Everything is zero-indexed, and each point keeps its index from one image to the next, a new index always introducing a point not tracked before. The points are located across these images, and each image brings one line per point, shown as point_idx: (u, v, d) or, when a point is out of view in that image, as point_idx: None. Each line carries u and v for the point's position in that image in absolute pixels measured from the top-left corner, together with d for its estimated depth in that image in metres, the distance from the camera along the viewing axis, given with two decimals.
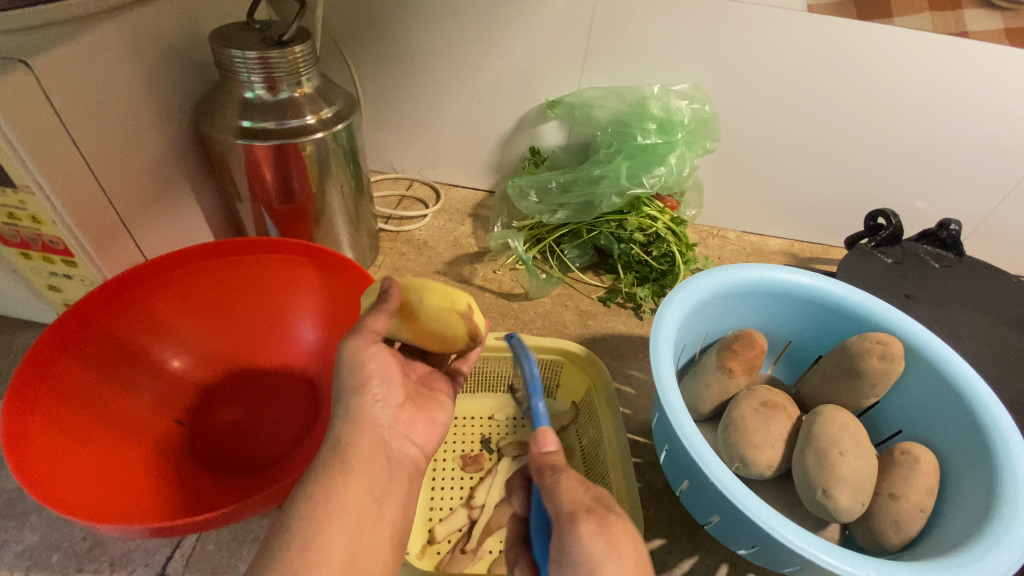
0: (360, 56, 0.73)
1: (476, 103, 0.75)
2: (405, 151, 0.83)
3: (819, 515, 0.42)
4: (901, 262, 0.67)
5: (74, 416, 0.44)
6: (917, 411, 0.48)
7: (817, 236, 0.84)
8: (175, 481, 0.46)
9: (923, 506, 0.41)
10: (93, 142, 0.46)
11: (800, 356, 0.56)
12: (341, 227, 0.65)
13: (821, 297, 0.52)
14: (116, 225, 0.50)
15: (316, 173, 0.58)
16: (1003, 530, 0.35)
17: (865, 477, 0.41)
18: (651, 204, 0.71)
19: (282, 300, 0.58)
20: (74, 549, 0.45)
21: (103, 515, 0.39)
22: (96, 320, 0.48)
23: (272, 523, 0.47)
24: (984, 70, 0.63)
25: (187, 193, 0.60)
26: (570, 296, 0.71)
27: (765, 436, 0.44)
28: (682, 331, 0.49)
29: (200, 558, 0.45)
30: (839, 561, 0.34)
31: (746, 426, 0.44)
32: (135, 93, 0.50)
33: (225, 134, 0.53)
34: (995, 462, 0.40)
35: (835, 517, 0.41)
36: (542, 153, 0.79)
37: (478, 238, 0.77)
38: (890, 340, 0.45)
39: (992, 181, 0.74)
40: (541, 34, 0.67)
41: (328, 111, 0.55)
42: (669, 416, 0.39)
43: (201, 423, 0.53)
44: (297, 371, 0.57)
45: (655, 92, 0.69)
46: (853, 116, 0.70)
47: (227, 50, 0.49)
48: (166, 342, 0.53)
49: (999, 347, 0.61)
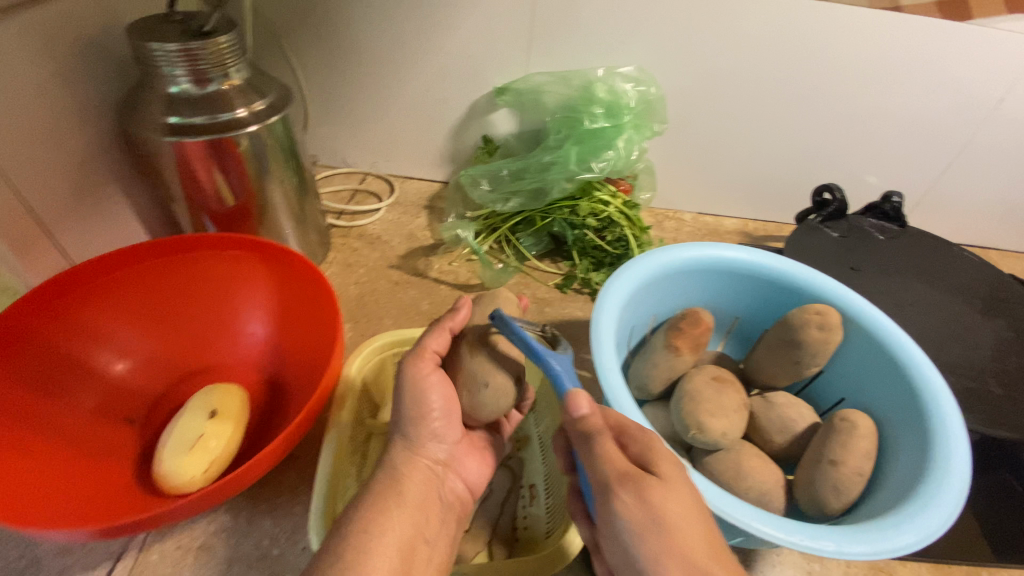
0: (301, 48, 0.71)
1: (424, 92, 0.74)
2: (356, 145, 0.81)
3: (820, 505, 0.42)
4: (847, 236, 0.69)
5: (7, 429, 0.42)
6: (854, 379, 0.50)
7: (770, 215, 0.85)
8: (120, 481, 0.45)
9: (861, 470, 0.41)
10: (4, 142, 0.44)
11: (749, 332, 0.57)
12: (286, 225, 0.63)
13: (763, 273, 0.52)
14: (36, 230, 0.48)
15: (253, 169, 0.56)
16: (935, 488, 0.37)
17: (776, 473, 0.44)
18: (604, 188, 0.71)
19: (230, 296, 0.56)
20: (7, 570, 0.43)
21: (23, 519, 0.37)
22: (24, 332, 0.45)
23: (220, 529, 0.45)
24: (918, 44, 0.65)
25: (117, 196, 0.57)
26: (527, 284, 0.70)
27: (448, 428, 0.45)
28: (626, 312, 0.49)
29: (143, 570, 0.43)
30: (773, 529, 0.34)
31: (431, 409, 0.43)
32: (50, 87, 0.47)
33: (152, 132, 0.51)
34: (926, 423, 0.41)
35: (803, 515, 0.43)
36: (494, 141, 0.78)
37: (433, 230, 0.76)
38: (828, 311, 0.46)
39: (932, 155, 0.76)
40: (483, 21, 0.66)
41: (260, 104, 0.53)
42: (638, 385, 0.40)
43: (154, 421, 0.51)
44: (251, 369, 0.55)
45: (600, 75, 0.69)
46: (797, 96, 0.71)
47: (146, 44, 0.47)
48: (109, 347, 0.51)
49: (940, 312, 0.63)
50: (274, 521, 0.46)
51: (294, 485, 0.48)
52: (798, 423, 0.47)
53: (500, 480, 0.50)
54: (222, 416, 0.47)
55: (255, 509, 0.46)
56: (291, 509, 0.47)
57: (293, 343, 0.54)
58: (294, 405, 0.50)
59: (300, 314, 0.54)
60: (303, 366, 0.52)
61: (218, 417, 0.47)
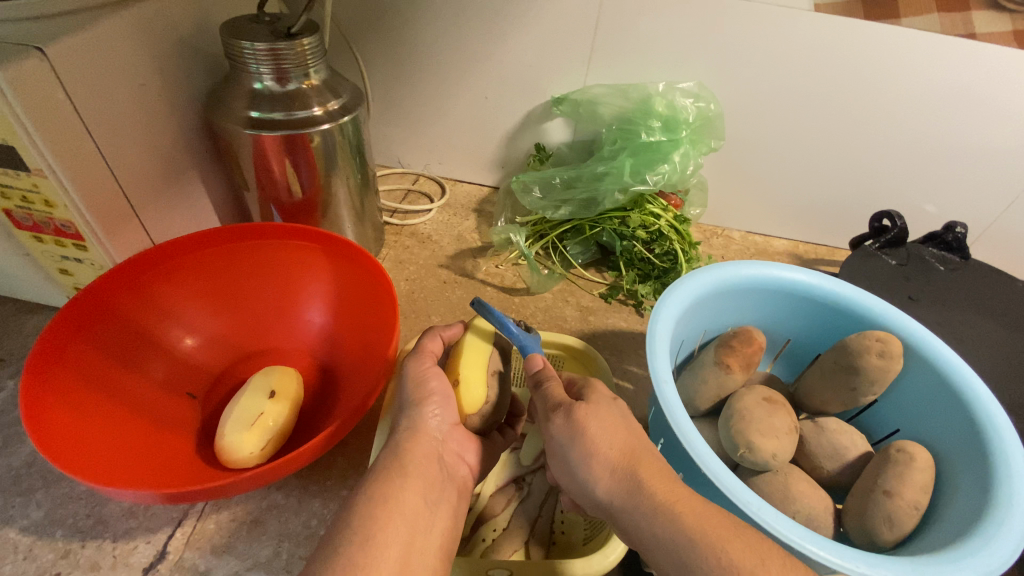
0: (368, 52, 0.74)
1: (483, 100, 0.76)
2: (412, 146, 0.84)
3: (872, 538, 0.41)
4: (905, 264, 0.67)
5: (86, 393, 0.45)
6: (913, 411, 0.49)
7: (823, 238, 0.83)
8: (184, 451, 0.47)
9: (918, 504, 0.40)
10: (105, 126, 0.47)
11: (800, 355, 0.56)
12: (346, 218, 0.65)
13: (821, 296, 0.51)
14: (126, 211, 0.51)
15: (322, 164, 0.58)
16: (997, 527, 0.35)
17: (826, 499, 0.43)
18: (655, 202, 0.71)
19: (291, 284, 0.58)
20: (79, 526, 0.45)
21: (102, 478, 0.39)
22: (106, 303, 0.49)
23: (272, 506, 0.47)
24: (993, 72, 0.63)
25: (195, 182, 0.60)
26: (572, 291, 0.71)
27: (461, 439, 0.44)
28: (679, 325, 0.49)
29: (200, 538, 0.45)
30: (828, 554, 0.34)
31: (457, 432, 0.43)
32: (147, 78, 0.50)
33: (234, 125, 0.54)
34: (990, 460, 0.40)
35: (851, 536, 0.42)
36: (547, 150, 0.79)
37: (482, 233, 0.78)
38: (889, 339, 0.45)
39: (1001, 186, 0.73)
40: (546, 33, 0.68)
41: (334, 103, 0.56)
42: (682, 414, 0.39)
43: (214, 397, 0.54)
44: (306, 355, 0.58)
45: (659, 90, 0.70)
46: (860, 119, 0.70)
47: (237, 42, 0.50)
48: (178, 324, 0.54)
49: (1003, 349, 0.60)
50: (322, 503, 0.47)
51: (342, 470, 0.50)
52: (851, 450, 0.46)
53: (539, 480, 0.50)
54: (280, 397, 0.49)
55: (306, 489, 0.48)
56: (338, 492, 0.48)
57: (348, 333, 0.56)
58: (347, 393, 0.51)
59: (358, 306, 0.55)
60: (357, 357, 0.53)
61: (271, 398, 0.48)
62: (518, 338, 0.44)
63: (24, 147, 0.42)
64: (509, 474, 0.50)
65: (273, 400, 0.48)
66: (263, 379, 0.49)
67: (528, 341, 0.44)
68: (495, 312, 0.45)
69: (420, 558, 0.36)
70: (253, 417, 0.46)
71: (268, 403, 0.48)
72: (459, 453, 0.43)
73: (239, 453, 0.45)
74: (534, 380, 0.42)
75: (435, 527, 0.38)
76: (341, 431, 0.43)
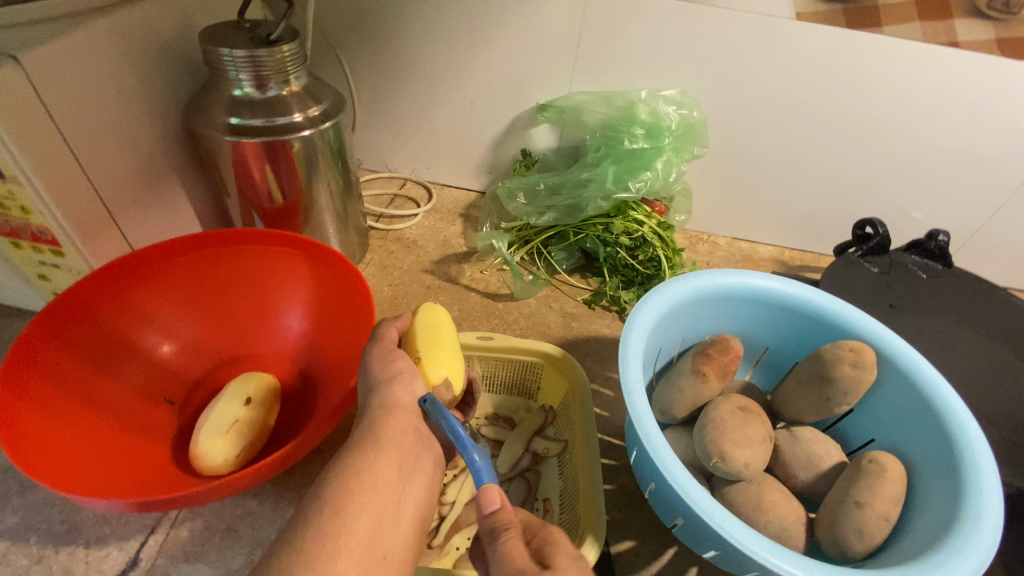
0: (354, 57, 0.74)
1: (469, 105, 0.76)
2: (399, 150, 0.84)
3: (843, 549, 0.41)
4: (887, 272, 0.67)
5: (60, 400, 0.45)
6: (888, 420, 0.49)
7: (808, 245, 0.84)
8: (159, 457, 0.47)
9: (888, 515, 0.40)
10: (82, 133, 0.47)
11: (779, 363, 0.56)
12: (329, 224, 0.65)
13: (799, 305, 0.52)
14: (104, 217, 0.51)
15: (304, 170, 0.58)
16: (964, 540, 0.35)
17: (799, 509, 0.43)
18: (639, 208, 0.71)
19: (271, 290, 0.58)
20: (52, 532, 0.45)
21: (72, 485, 0.39)
22: (83, 309, 0.49)
23: (247, 513, 0.47)
24: (974, 81, 0.63)
25: (176, 187, 0.60)
26: (555, 297, 0.71)
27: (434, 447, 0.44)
28: (655, 334, 0.49)
29: (173, 545, 0.45)
30: (793, 566, 0.34)
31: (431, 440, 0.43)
32: (126, 84, 0.51)
33: (214, 131, 0.54)
34: (960, 471, 0.40)
35: (822, 547, 0.42)
36: (533, 155, 0.79)
37: (467, 238, 0.78)
38: (864, 349, 0.45)
39: (984, 195, 0.73)
40: (531, 39, 0.68)
41: (315, 110, 0.56)
42: (650, 425, 0.39)
43: (192, 403, 0.54)
44: (285, 361, 0.58)
45: (644, 96, 0.70)
46: (844, 127, 0.70)
47: (216, 49, 0.50)
48: (156, 330, 0.54)
49: (983, 358, 0.60)
50: (297, 510, 0.47)
51: (318, 477, 0.50)
52: (824, 460, 0.46)
53: (515, 490, 0.51)
54: (255, 404, 0.49)
55: (281, 496, 0.48)
56: None
57: (327, 340, 0.56)
58: (324, 400, 0.51)
59: (338, 313, 0.55)
60: (336, 363, 0.54)
61: (247, 405, 0.48)
62: (469, 460, 0.38)
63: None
64: None
65: (249, 407, 0.48)
66: (240, 386, 0.49)
67: (479, 464, 0.38)
68: (449, 415, 0.40)
69: None
70: (228, 425, 0.46)
71: (243, 411, 0.48)
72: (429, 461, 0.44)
73: (212, 461, 0.45)
74: (488, 528, 0.35)
75: None
76: (314, 440, 0.43)
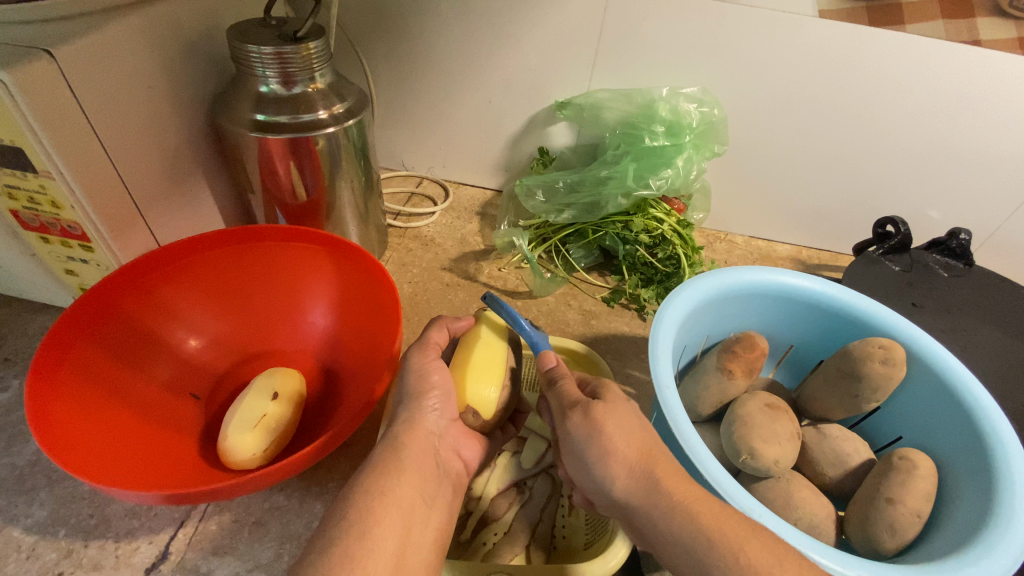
0: (373, 55, 0.74)
1: (487, 103, 0.76)
2: (416, 149, 0.84)
3: (874, 545, 0.41)
4: (909, 271, 0.67)
5: (90, 394, 0.45)
6: (916, 418, 0.48)
7: (826, 244, 0.83)
8: (186, 452, 0.48)
9: (920, 512, 0.40)
10: (112, 129, 0.48)
11: (803, 361, 0.56)
12: (350, 221, 0.65)
13: (825, 302, 0.51)
14: (131, 212, 0.52)
15: (327, 167, 0.58)
16: (1000, 536, 0.35)
17: (828, 506, 0.43)
18: (658, 206, 0.71)
19: (295, 286, 0.58)
20: (82, 525, 0.46)
21: (105, 478, 0.40)
22: (111, 304, 0.49)
23: (274, 507, 0.47)
24: (998, 79, 0.63)
25: (200, 184, 0.61)
26: (574, 295, 0.71)
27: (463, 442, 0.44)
28: (682, 330, 0.49)
29: (202, 538, 0.45)
30: (830, 562, 0.34)
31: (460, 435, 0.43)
32: (154, 80, 0.51)
33: (240, 127, 0.54)
34: (993, 468, 0.40)
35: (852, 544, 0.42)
36: (550, 153, 0.79)
37: (485, 236, 0.78)
38: (893, 346, 0.45)
39: (1006, 193, 0.73)
40: (550, 38, 0.68)
41: (340, 107, 0.56)
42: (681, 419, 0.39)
43: (217, 398, 0.54)
44: (309, 357, 0.58)
45: (663, 94, 0.70)
46: (865, 125, 0.70)
47: (244, 46, 0.50)
48: (182, 325, 0.55)
49: (1008, 357, 0.60)
50: (324, 505, 0.47)
51: (343, 472, 0.50)
52: (853, 457, 0.45)
53: (541, 485, 0.50)
54: (282, 399, 0.49)
55: (307, 491, 0.48)
56: (340, 494, 0.48)
57: (351, 335, 0.56)
58: (350, 395, 0.51)
59: (361, 308, 0.56)
60: (360, 359, 0.54)
61: (274, 400, 0.48)
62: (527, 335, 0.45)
63: (33, 150, 0.42)
64: (510, 477, 0.50)
65: (276, 402, 0.48)
66: (267, 381, 0.49)
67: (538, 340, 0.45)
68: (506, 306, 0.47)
69: (421, 561, 0.36)
70: (255, 419, 0.46)
71: (270, 406, 0.48)
72: (455, 455, 0.44)
73: (240, 455, 0.45)
74: (550, 383, 0.41)
75: (437, 530, 0.39)
76: (344, 433, 0.43)
